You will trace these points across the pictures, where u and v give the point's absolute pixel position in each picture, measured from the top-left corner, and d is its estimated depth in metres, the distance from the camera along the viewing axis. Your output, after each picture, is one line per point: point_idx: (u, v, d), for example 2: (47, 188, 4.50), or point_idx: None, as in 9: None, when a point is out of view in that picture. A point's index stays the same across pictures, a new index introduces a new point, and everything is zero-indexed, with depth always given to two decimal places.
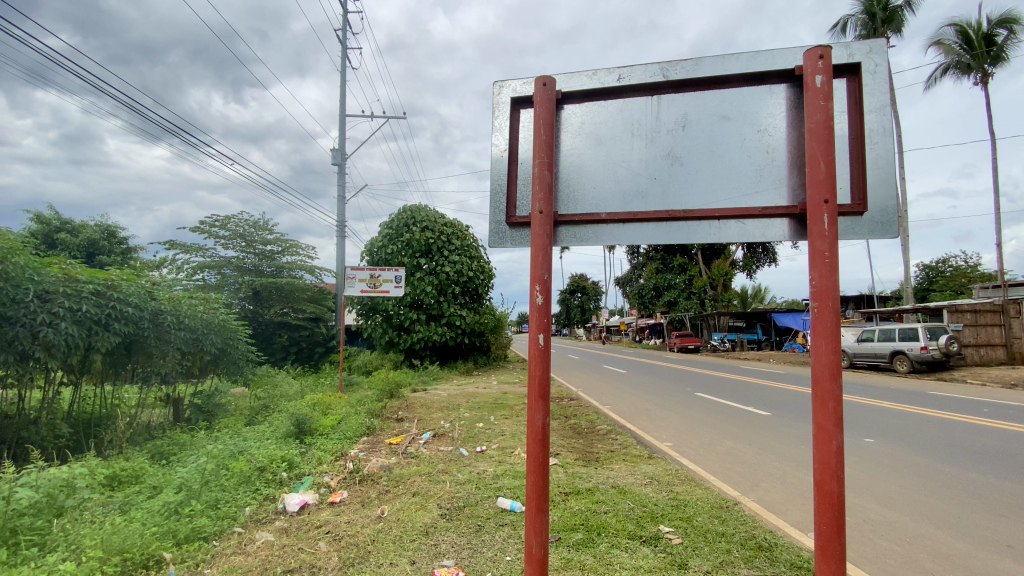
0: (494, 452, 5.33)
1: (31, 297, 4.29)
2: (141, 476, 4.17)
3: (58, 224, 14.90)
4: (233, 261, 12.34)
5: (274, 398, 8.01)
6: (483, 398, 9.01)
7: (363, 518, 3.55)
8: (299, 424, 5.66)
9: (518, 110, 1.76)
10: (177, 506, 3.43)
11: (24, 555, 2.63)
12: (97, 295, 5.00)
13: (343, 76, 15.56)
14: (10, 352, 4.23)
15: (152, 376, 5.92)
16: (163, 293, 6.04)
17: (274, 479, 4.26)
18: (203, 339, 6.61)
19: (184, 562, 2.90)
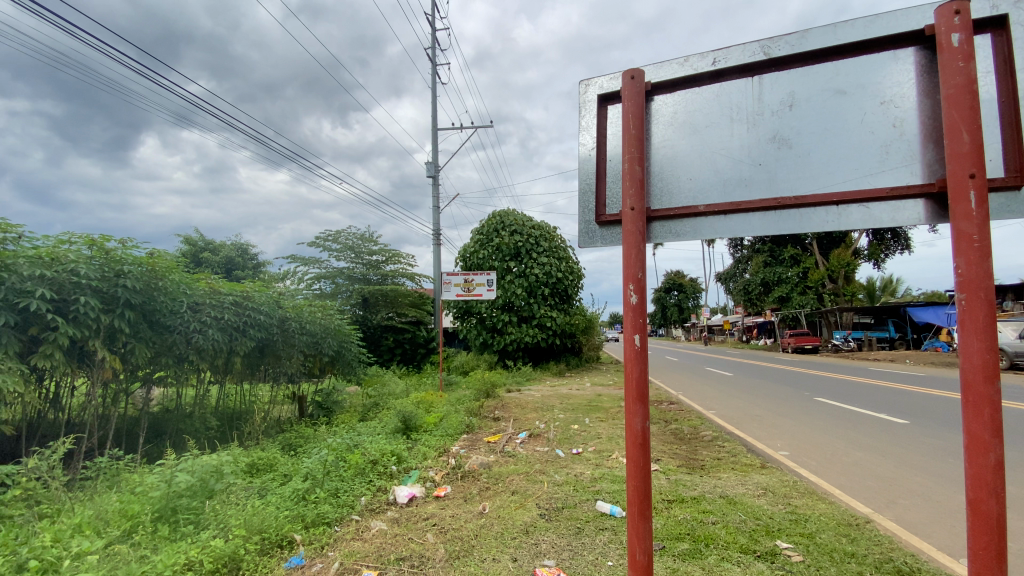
0: (591, 454, 5.27)
1: (186, 308, 5.01)
2: (274, 464, 4.71)
3: (203, 245, 17.33)
4: (344, 271, 13.45)
5: (383, 396, 8.62)
6: (578, 400, 8.95)
7: (465, 513, 3.69)
8: (406, 420, 6.04)
9: (605, 106, 1.74)
10: (304, 493, 3.84)
11: (185, 531, 3.07)
12: (236, 305, 5.72)
13: (433, 91, 16.33)
14: (172, 355, 4.98)
15: (281, 375, 6.91)
16: (288, 302, 6.75)
17: (385, 471, 4.58)
18: (321, 342, 7.31)
19: (312, 544, 3.22)
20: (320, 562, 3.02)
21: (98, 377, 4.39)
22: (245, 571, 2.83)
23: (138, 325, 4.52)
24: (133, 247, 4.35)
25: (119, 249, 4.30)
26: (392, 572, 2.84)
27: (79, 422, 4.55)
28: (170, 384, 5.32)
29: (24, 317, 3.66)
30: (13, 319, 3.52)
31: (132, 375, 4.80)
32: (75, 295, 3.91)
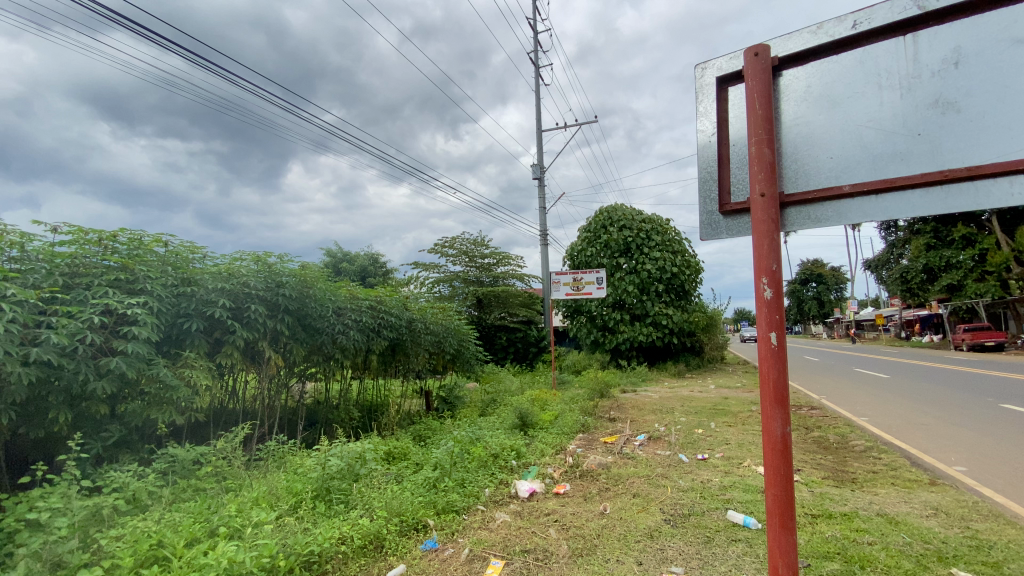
0: (719, 461, 4.94)
1: (331, 312, 5.67)
2: (407, 453, 5.13)
3: (341, 256, 19.47)
4: (460, 274, 14.18)
5: (500, 393, 8.95)
6: (700, 402, 8.45)
7: (587, 511, 3.69)
8: (523, 417, 6.22)
9: (726, 89, 1.64)
10: (435, 482, 4.13)
11: (339, 509, 3.49)
12: (371, 308, 6.33)
13: (537, 94, 16.54)
14: (321, 353, 5.67)
15: (410, 372, 7.50)
16: (413, 304, 7.32)
17: (507, 465, 4.76)
18: (443, 341, 7.80)
19: (443, 529, 3.46)
20: (452, 547, 3.23)
21: (266, 371, 5.14)
22: (387, 549, 3.12)
23: (294, 328, 5.21)
24: (288, 261, 5.03)
25: (277, 263, 4.99)
26: (519, 562, 2.94)
27: (252, 411, 5.36)
28: (320, 379, 6.06)
29: (212, 322, 4.40)
30: (204, 324, 4.26)
31: (291, 371, 5.56)
32: (247, 303, 4.62)
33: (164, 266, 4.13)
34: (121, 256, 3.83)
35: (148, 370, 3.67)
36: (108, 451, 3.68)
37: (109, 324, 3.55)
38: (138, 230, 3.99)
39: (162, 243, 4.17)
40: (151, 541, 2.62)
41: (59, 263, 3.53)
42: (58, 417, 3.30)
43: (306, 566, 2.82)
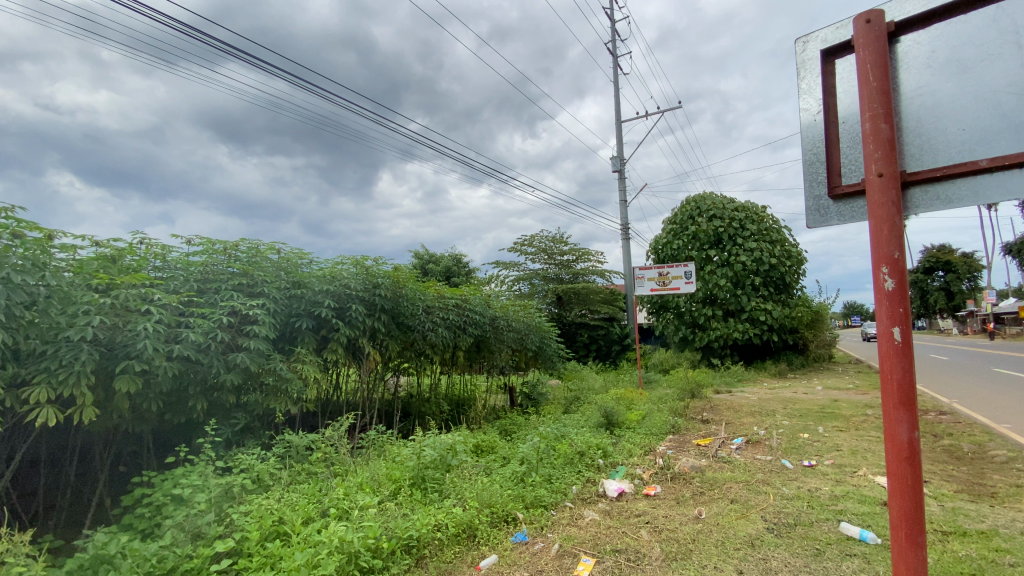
0: (828, 468, 4.53)
1: (422, 310, 5.95)
2: (495, 447, 5.28)
3: (428, 258, 20.35)
4: (540, 272, 14.24)
5: (583, 390, 8.90)
6: (805, 404, 7.79)
7: (680, 515, 3.56)
8: (608, 416, 6.13)
9: (833, 62, 1.50)
10: (523, 476, 4.21)
11: (433, 497, 3.67)
12: (457, 307, 6.57)
13: (616, 85, 16.13)
14: (413, 349, 5.98)
15: (494, 368, 7.70)
16: (496, 302, 7.48)
17: (593, 464, 4.72)
18: (525, 338, 7.91)
19: (533, 523, 3.51)
20: (542, 541, 3.27)
21: (365, 366, 5.52)
22: (480, 539, 3.23)
23: (389, 326, 5.55)
24: (382, 263, 5.35)
25: (373, 265, 5.33)
26: (610, 561, 2.92)
27: (353, 403, 5.79)
28: (411, 373, 6.41)
29: (318, 321, 4.81)
30: (312, 323, 4.67)
31: (387, 366, 5.92)
32: (348, 303, 4.99)
33: (278, 270, 4.57)
34: (242, 262, 4.31)
35: (267, 364, 4.09)
36: (236, 436, 4.14)
37: (235, 323, 4.00)
38: (255, 240, 4.46)
39: (275, 251, 4.63)
40: (274, 517, 2.94)
41: (194, 270, 4.04)
42: (196, 405, 3.78)
43: (406, 550, 3.00)
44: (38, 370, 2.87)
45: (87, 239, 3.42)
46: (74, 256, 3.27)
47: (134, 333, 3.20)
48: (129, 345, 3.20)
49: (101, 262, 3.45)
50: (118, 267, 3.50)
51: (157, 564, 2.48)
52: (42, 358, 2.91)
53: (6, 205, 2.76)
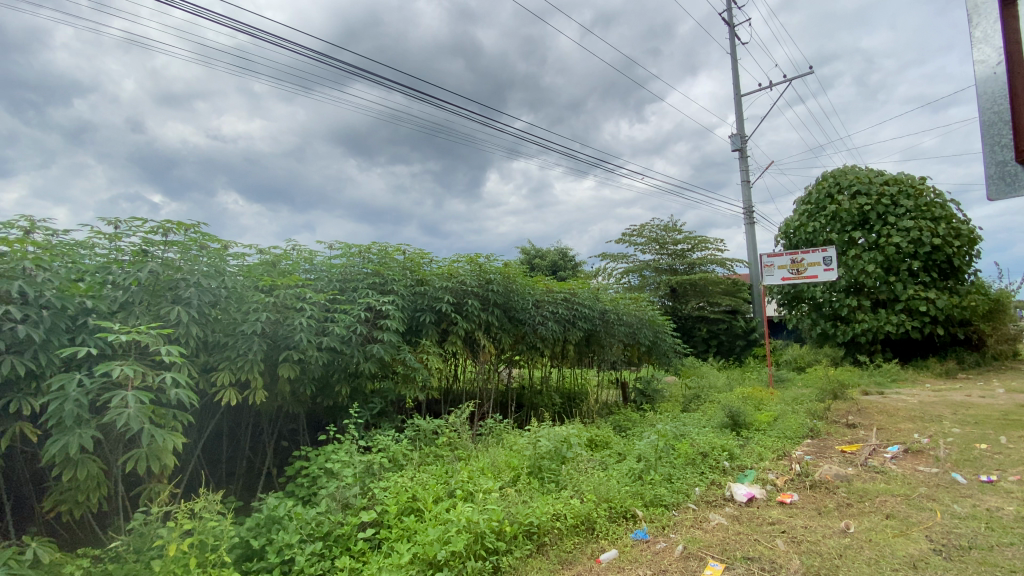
0: (1016, 486, 3.77)
1: (532, 304, 6.05)
2: (610, 442, 5.21)
3: (535, 253, 20.61)
4: (651, 263, 13.70)
5: (704, 388, 8.40)
6: (984, 410, 6.55)
7: (823, 527, 3.21)
8: (733, 416, 5.72)
9: (1016, 3, 1.24)
10: (641, 473, 4.11)
11: (551, 488, 3.74)
12: (566, 301, 6.56)
13: (733, 56, 14.82)
14: (525, 342, 6.12)
15: (605, 362, 7.61)
16: (606, 295, 7.35)
17: (718, 466, 4.44)
18: (638, 333, 7.69)
19: (653, 522, 3.43)
20: (664, 541, 3.17)
21: (481, 358, 5.79)
22: (599, 533, 3.22)
23: (502, 320, 5.73)
24: (494, 259, 5.52)
25: (485, 262, 5.53)
26: (741, 568, 2.74)
27: (471, 392, 6.12)
28: (524, 366, 6.57)
29: (439, 315, 5.14)
30: (434, 317, 5.01)
31: (500, 358, 6.14)
32: (465, 298, 5.25)
33: (404, 269, 4.95)
34: (374, 263, 4.74)
35: (397, 354, 4.47)
36: (374, 419, 4.60)
37: (370, 318, 4.43)
38: (384, 242, 4.89)
39: (401, 252, 5.02)
40: (408, 494, 3.21)
41: (335, 271, 4.53)
42: (341, 390, 4.26)
43: (527, 535, 3.09)
44: (223, 358, 3.44)
45: (254, 247, 4.02)
46: (244, 262, 3.86)
47: (292, 327, 3.69)
48: (289, 337, 3.70)
49: (264, 266, 4.04)
50: (277, 270, 4.08)
51: (317, 528, 2.86)
52: (225, 348, 3.48)
53: (195, 222, 3.34)
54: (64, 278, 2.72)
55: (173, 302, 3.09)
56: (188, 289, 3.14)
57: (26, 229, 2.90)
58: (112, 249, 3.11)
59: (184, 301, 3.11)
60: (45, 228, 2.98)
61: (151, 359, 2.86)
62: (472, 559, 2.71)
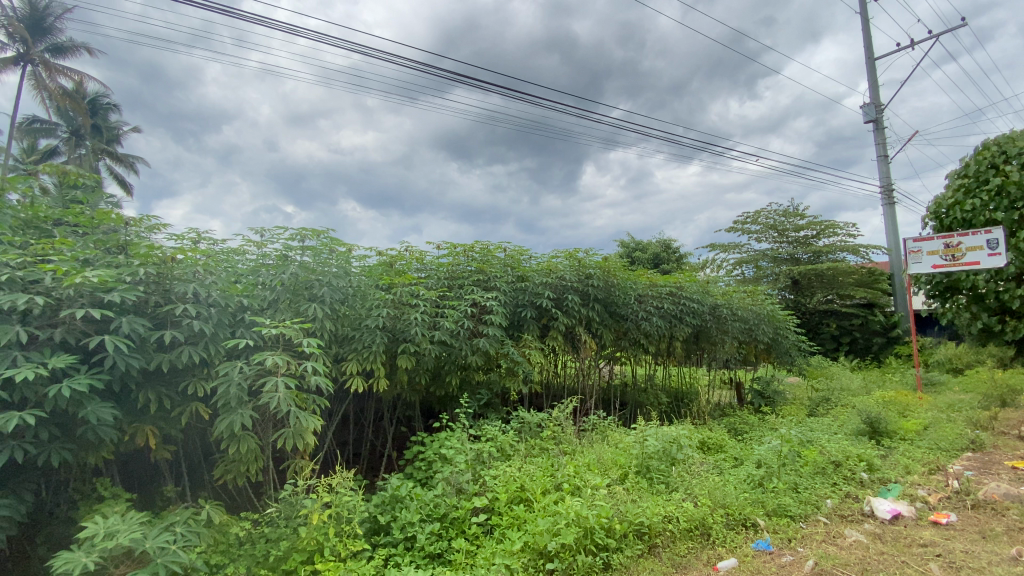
0: None
1: (634, 299, 5.89)
2: (724, 446, 4.89)
3: (635, 245, 19.92)
4: (768, 252, 12.65)
5: (834, 391, 7.56)
6: None
7: (989, 553, 2.74)
8: (870, 423, 5.08)
9: None
10: (761, 480, 3.82)
11: (660, 488, 3.61)
12: (672, 295, 6.26)
13: (863, 15, 13.05)
14: (628, 338, 5.96)
15: (716, 361, 7.25)
16: (717, 289, 6.91)
17: (854, 477, 3.98)
18: (754, 329, 7.11)
19: (777, 533, 3.17)
20: (791, 554, 2.92)
21: (583, 354, 5.75)
22: (715, 539, 3.06)
23: (603, 315, 5.64)
24: (593, 253, 5.44)
25: (585, 257, 5.47)
26: None
27: (573, 388, 6.12)
28: (627, 364, 6.46)
29: (540, 310, 5.19)
30: (535, 312, 5.07)
31: (601, 354, 6.04)
32: (565, 293, 5.24)
33: (505, 266, 5.08)
34: (477, 260, 4.92)
35: (501, 348, 4.59)
36: (481, 409, 4.81)
37: (476, 313, 4.60)
38: (485, 241, 5.04)
39: (502, 249, 5.16)
40: (517, 484, 3.30)
41: (443, 269, 4.77)
42: (451, 381, 4.48)
43: (638, 535, 3.01)
44: (351, 349, 3.79)
45: (374, 250, 4.38)
46: (365, 263, 4.22)
47: (408, 322, 3.98)
48: (405, 331, 3.99)
49: (382, 267, 4.40)
50: (393, 270, 4.40)
51: (434, 509, 3.06)
52: (352, 341, 3.84)
53: (325, 228, 3.73)
54: (225, 280, 3.18)
55: (310, 300, 3.48)
56: (321, 289, 3.52)
57: (195, 239, 3.43)
58: (260, 255, 3.57)
59: (319, 299, 3.50)
60: (209, 239, 3.49)
61: (293, 349, 3.25)
62: (582, 553, 2.70)
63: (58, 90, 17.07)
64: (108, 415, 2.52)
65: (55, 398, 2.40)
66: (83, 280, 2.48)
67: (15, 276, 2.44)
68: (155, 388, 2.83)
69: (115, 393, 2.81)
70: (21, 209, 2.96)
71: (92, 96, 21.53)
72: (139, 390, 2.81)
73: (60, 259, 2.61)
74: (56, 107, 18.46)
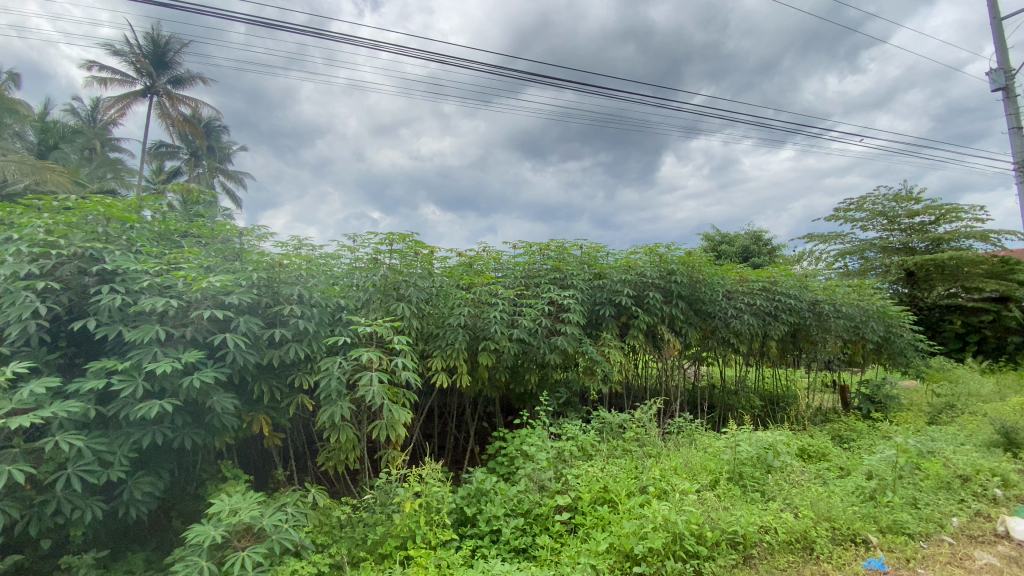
0: None
1: (722, 296, 5.57)
2: (827, 454, 4.49)
3: (720, 239, 18.90)
4: (876, 242, 11.46)
5: (961, 396, 6.67)
6: None
7: None
8: (1006, 433, 4.44)
9: None
10: (872, 493, 3.46)
11: (756, 496, 3.39)
12: (764, 291, 5.86)
13: None
14: (716, 337, 5.67)
15: (816, 362, 6.68)
16: (816, 283, 6.36)
17: (986, 494, 3.50)
18: (862, 327, 6.44)
19: (893, 552, 2.86)
20: None
21: (666, 354, 5.54)
22: (819, 554, 2.82)
23: (688, 313, 5.40)
24: (676, 248, 5.21)
25: (666, 252, 5.26)
26: None
27: (656, 389, 5.93)
28: (713, 364, 6.15)
29: (620, 308, 5.07)
30: (614, 310, 4.97)
31: (686, 354, 5.79)
32: (646, 291, 5.08)
33: (582, 264, 5.02)
34: (554, 258, 4.90)
35: (580, 347, 4.53)
36: (561, 408, 4.81)
37: (554, 312, 4.59)
38: (561, 239, 5.00)
39: (578, 247, 5.11)
40: (600, 484, 3.25)
41: (519, 268, 4.83)
42: (531, 378, 4.51)
43: (732, 545, 2.84)
44: (435, 346, 3.94)
45: (454, 250, 4.52)
46: (447, 263, 4.37)
47: (488, 320, 4.06)
48: (485, 329, 4.08)
49: (462, 267, 4.53)
50: (473, 269, 4.52)
51: (518, 504, 3.12)
52: (436, 338, 3.99)
53: (410, 232, 3.90)
54: (325, 283, 3.46)
55: (398, 300, 3.68)
56: (408, 289, 3.71)
57: (298, 246, 3.75)
58: (354, 259, 3.81)
59: (406, 299, 3.69)
60: (309, 246, 3.79)
61: (384, 346, 3.44)
62: (671, 559, 2.61)
63: (179, 117, 19.38)
64: (230, 405, 2.83)
65: (187, 388, 2.73)
66: (208, 284, 2.80)
67: (154, 282, 2.80)
68: (268, 381, 3.14)
69: (236, 385, 3.15)
70: (156, 223, 3.40)
71: (206, 120, 24.23)
72: (256, 382, 3.13)
73: (189, 266, 2.96)
74: (178, 132, 20.95)
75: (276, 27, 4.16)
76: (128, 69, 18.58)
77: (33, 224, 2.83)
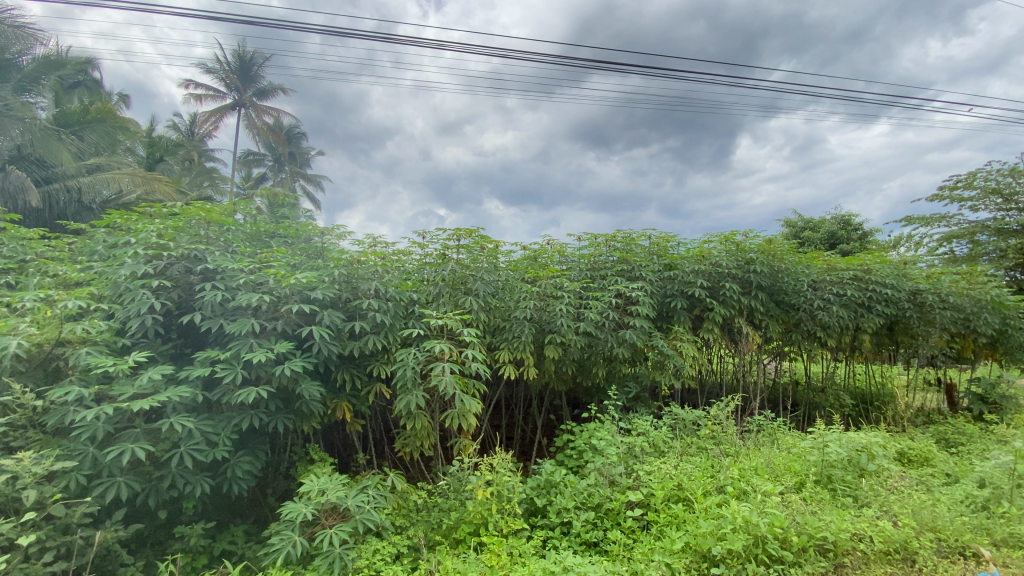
0: None
1: (807, 286, 5.21)
2: (930, 459, 4.08)
3: (803, 225, 17.68)
4: (990, 223, 10.20)
5: None
6: None
7: None
8: None
9: None
10: (985, 503, 3.11)
11: (846, 501, 3.16)
12: (856, 281, 5.37)
13: None
14: (801, 331, 5.30)
15: (915, 357, 6.09)
16: (917, 271, 5.76)
17: None
18: (974, 319, 5.74)
19: (1012, 568, 2.55)
20: None
21: (743, 349, 5.25)
22: (922, 567, 2.56)
23: (768, 304, 5.09)
24: (754, 236, 4.90)
25: (743, 240, 4.96)
26: None
27: (733, 385, 5.67)
28: (797, 360, 5.77)
29: (692, 300, 4.88)
30: (685, 302, 4.78)
31: (766, 349, 5.48)
32: (721, 281, 4.83)
33: (650, 254, 4.88)
34: (621, 250, 4.79)
35: (650, 340, 4.40)
36: (630, 402, 4.72)
37: (621, 304, 4.49)
38: (629, 229, 4.86)
39: (646, 237, 4.96)
40: (674, 482, 3.16)
41: (585, 261, 4.77)
42: (598, 372, 4.45)
43: (820, 552, 2.66)
44: (502, 339, 3.99)
45: (519, 244, 4.55)
46: (513, 257, 4.42)
47: (554, 313, 4.04)
48: (551, 322, 4.06)
49: (527, 261, 4.55)
50: (539, 262, 4.53)
51: (589, 498, 3.11)
52: (503, 331, 4.05)
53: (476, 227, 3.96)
54: (399, 278, 3.61)
55: (466, 294, 3.76)
56: (476, 283, 3.79)
57: (373, 243, 3.94)
58: (424, 255, 3.95)
59: (473, 292, 3.77)
60: (383, 243, 3.97)
61: (454, 338, 3.54)
62: (752, 562, 2.49)
63: (264, 126, 20.91)
64: (316, 392, 3.03)
65: (279, 376, 2.97)
66: (295, 280, 3.02)
67: (249, 279, 3.05)
68: (350, 370, 3.34)
69: (322, 374, 3.37)
70: (248, 225, 3.70)
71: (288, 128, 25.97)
72: (339, 371, 3.34)
73: (278, 264, 3.20)
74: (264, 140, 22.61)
75: (347, 35, 4.35)
76: (220, 84, 20.29)
77: (147, 228, 3.18)
